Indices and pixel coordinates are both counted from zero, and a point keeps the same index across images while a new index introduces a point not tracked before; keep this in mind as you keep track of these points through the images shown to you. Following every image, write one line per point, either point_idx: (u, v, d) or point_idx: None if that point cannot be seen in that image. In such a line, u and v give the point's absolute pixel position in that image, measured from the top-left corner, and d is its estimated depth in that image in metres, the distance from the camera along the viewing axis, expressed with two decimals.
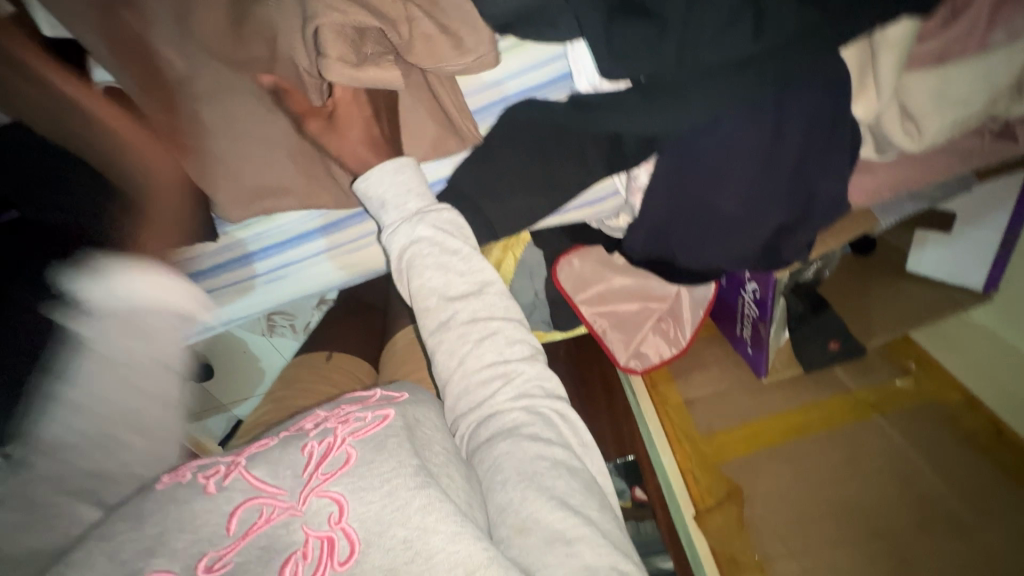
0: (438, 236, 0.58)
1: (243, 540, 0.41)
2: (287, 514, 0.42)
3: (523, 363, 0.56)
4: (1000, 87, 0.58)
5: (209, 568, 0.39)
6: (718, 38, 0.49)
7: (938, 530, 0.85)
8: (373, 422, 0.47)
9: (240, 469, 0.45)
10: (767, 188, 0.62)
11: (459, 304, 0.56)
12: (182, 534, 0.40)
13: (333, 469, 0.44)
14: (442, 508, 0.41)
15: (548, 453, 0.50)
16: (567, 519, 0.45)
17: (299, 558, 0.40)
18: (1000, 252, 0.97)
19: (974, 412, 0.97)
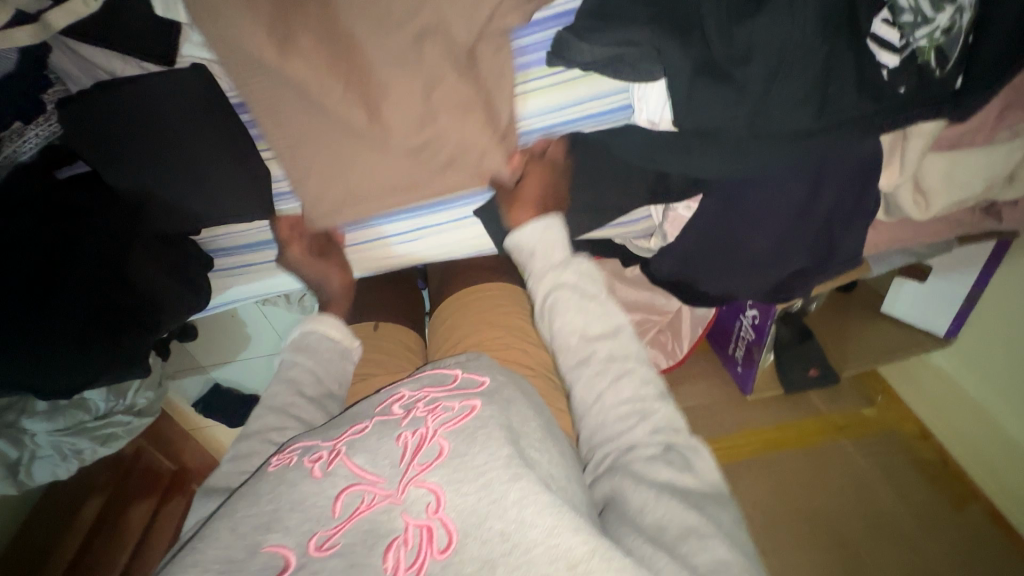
0: (581, 284, 0.67)
1: (349, 522, 0.45)
2: (387, 501, 0.46)
3: (657, 402, 0.60)
4: (995, 175, 0.68)
5: (320, 547, 0.44)
6: (786, 113, 0.56)
7: (887, 542, 0.98)
8: (461, 414, 0.52)
9: (342, 455, 0.50)
10: (797, 238, 0.71)
11: (599, 344, 0.64)
12: (293, 512, 0.47)
13: (428, 460, 0.48)
14: (541, 500, 0.44)
15: (680, 479, 0.55)
16: (696, 521, 0.51)
17: (400, 544, 0.44)
18: (963, 307, 1.09)
19: (925, 443, 1.12)
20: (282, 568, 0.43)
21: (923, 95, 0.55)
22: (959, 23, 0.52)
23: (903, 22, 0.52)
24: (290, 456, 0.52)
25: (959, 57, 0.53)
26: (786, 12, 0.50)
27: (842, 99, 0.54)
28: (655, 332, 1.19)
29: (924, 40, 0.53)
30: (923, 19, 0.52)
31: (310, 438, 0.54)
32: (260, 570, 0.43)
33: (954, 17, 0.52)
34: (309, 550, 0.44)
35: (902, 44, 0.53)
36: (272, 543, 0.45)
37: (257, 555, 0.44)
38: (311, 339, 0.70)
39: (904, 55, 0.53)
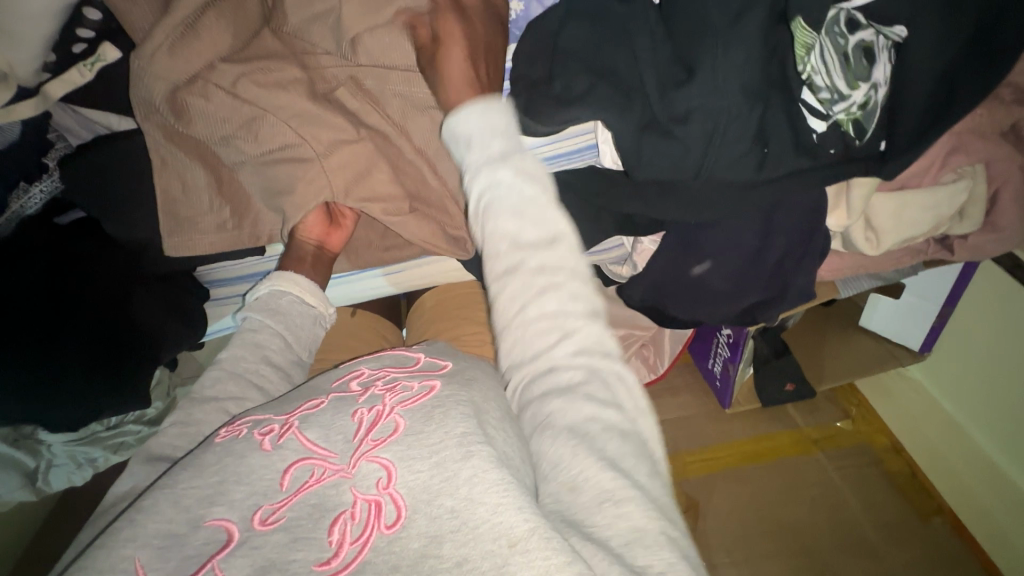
0: (524, 181, 0.55)
1: (296, 495, 0.49)
2: (336, 475, 0.50)
3: (584, 323, 0.56)
4: (941, 213, 0.71)
5: (264, 520, 0.47)
6: (728, 168, 0.59)
7: (853, 553, 1.02)
8: (419, 393, 0.56)
9: (293, 430, 0.54)
10: (753, 274, 0.75)
11: (530, 250, 0.55)
12: (239, 486, 0.50)
13: (382, 436, 0.52)
14: (488, 478, 0.47)
15: (597, 418, 0.53)
16: (616, 480, 0.49)
17: (347, 517, 0.47)
18: (935, 324, 1.12)
19: (897, 456, 1.16)
20: (224, 543, 0.46)
21: (850, 154, 0.58)
22: (875, 98, 0.56)
23: (821, 97, 0.56)
24: (239, 429, 0.57)
25: (875, 128, 0.57)
26: (713, 87, 0.54)
27: (779, 158, 0.58)
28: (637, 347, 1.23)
29: (842, 113, 0.56)
30: (839, 95, 0.55)
31: (263, 414, 0.59)
32: (202, 544, 0.46)
33: (869, 93, 0.56)
34: (254, 523, 0.47)
35: (826, 111, 0.56)
36: (217, 516, 0.48)
37: (199, 529, 0.47)
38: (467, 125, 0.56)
39: (829, 121, 0.57)
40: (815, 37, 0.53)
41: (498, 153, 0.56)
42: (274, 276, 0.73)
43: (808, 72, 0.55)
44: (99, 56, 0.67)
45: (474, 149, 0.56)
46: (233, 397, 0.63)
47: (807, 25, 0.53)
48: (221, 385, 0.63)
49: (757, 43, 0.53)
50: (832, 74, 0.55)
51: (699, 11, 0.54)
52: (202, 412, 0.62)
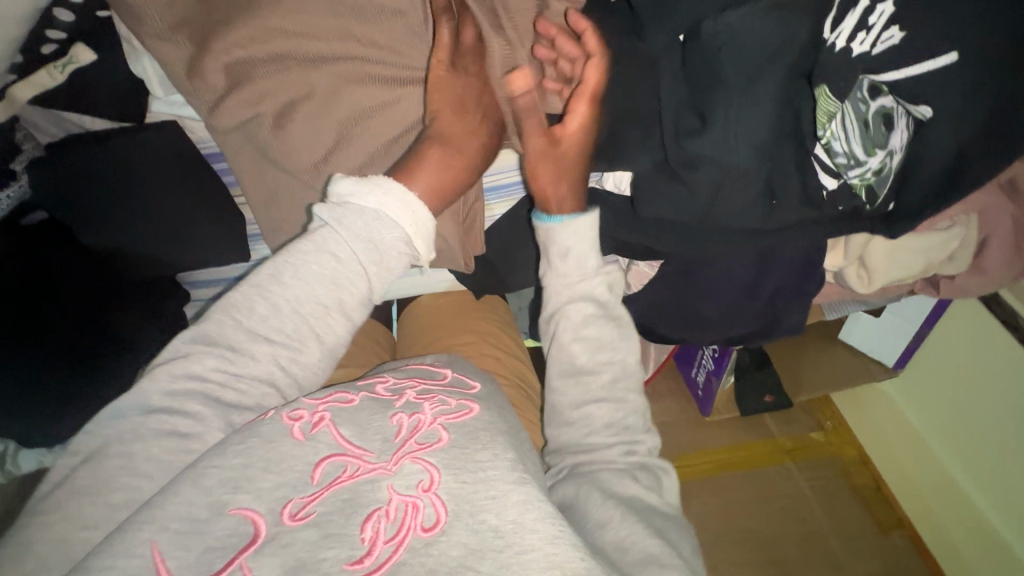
0: (607, 302, 0.64)
1: (327, 490, 0.44)
2: (372, 473, 0.46)
3: (643, 435, 0.64)
4: (932, 257, 0.72)
5: (294, 516, 0.43)
6: (735, 219, 0.59)
7: (818, 563, 1.07)
8: (458, 411, 0.53)
9: (328, 422, 0.49)
10: (747, 309, 0.76)
11: (594, 374, 0.63)
12: (268, 474, 0.44)
13: (426, 442, 0.49)
14: (541, 508, 0.47)
15: (646, 498, 0.60)
16: (661, 547, 0.54)
17: (381, 516, 0.44)
18: (909, 344, 1.16)
19: (865, 469, 1.21)
20: (251, 538, 0.41)
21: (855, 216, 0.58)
22: (889, 165, 0.56)
23: (838, 162, 0.55)
24: (262, 412, 0.49)
25: (886, 195, 0.57)
26: (724, 143, 0.52)
27: (787, 208, 0.57)
28: None
29: (857, 178, 0.56)
30: (856, 161, 0.55)
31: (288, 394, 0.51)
32: (226, 537, 0.41)
33: (884, 160, 0.55)
34: (283, 518, 0.43)
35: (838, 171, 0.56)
36: (242, 505, 0.42)
37: (222, 518, 0.41)
38: (565, 235, 0.61)
39: (840, 180, 0.56)
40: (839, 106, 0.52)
41: (594, 271, 0.63)
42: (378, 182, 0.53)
43: (827, 137, 0.54)
44: (71, 58, 0.63)
45: (571, 265, 0.62)
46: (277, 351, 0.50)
47: (831, 95, 0.51)
48: (276, 319, 0.50)
49: (777, 101, 0.51)
50: (850, 140, 0.54)
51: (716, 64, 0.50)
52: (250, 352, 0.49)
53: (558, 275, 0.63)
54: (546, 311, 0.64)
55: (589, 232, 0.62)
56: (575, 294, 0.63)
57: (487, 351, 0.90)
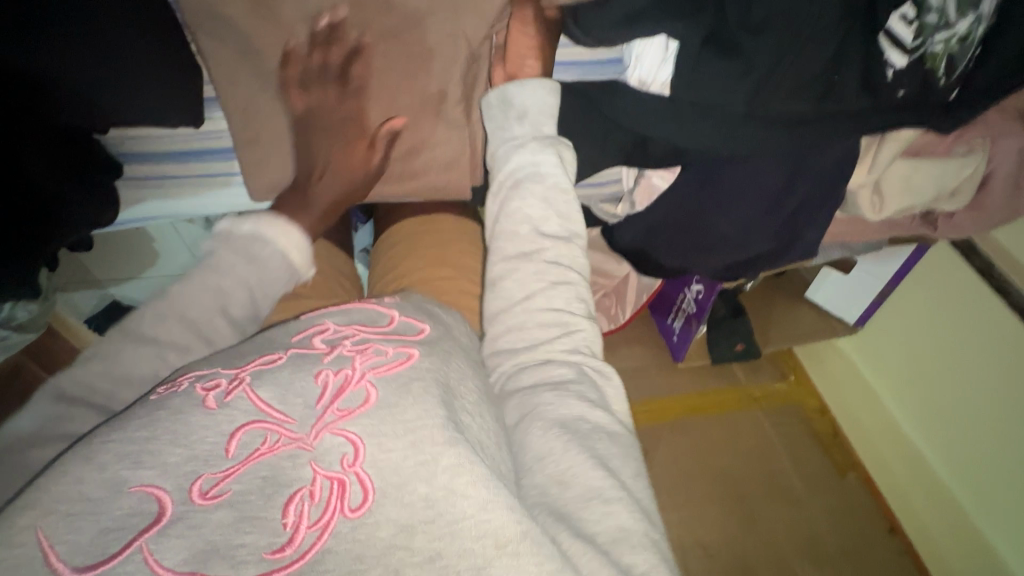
0: (559, 168, 0.58)
1: (244, 465, 0.39)
2: (293, 447, 0.41)
3: (582, 318, 0.57)
4: (943, 184, 0.71)
5: (204, 494, 0.37)
6: (784, 106, 0.56)
7: (775, 500, 1.11)
8: (396, 361, 0.47)
9: (245, 386, 0.44)
10: (766, 225, 0.73)
11: (548, 243, 0.57)
12: (175, 448, 0.39)
13: (351, 407, 0.43)
14: (475, 471, 0.41)
15: (591, 415, 0.51)
16: (606, 478, 0.47)
17: (306, 496, 0.39)
18: (875, 297, 1.17)
19: (822, 417, 1.26)
20: (155, 517, 0.36)
21: (922, 101, 0.56)
22: (975, 33, 0.53)
23: (926, 23, 0.52)
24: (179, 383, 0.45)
25: (966, 67, 0.54)
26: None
27: (846, 91, 0.55)
28: (601, 294, 1.19)
29: (941, 44, 0.53)
30: (944, 23, 0.52)
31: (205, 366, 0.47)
32: (125, 516, 0.36)
33: (972, 26, 0.53)
34: (192, 496, 0.37)
35: (913, 45, 0.53)
36: (144, 483, 0.37)
37: (121, 496, 0.36)
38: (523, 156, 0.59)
39: (913, 57, 0.53)
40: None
41: (547, 136, 0.60)
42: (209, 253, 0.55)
43: None
44: None
45: (526, 124, 0.60)
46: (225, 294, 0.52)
47: None
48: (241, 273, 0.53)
49: None
50: None
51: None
52: (193, 298, 0.51)
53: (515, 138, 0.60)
54: (498, 177, 0.59)
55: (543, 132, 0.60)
56: (528, 163, 0.58)
57: (466, 288, 0.79)
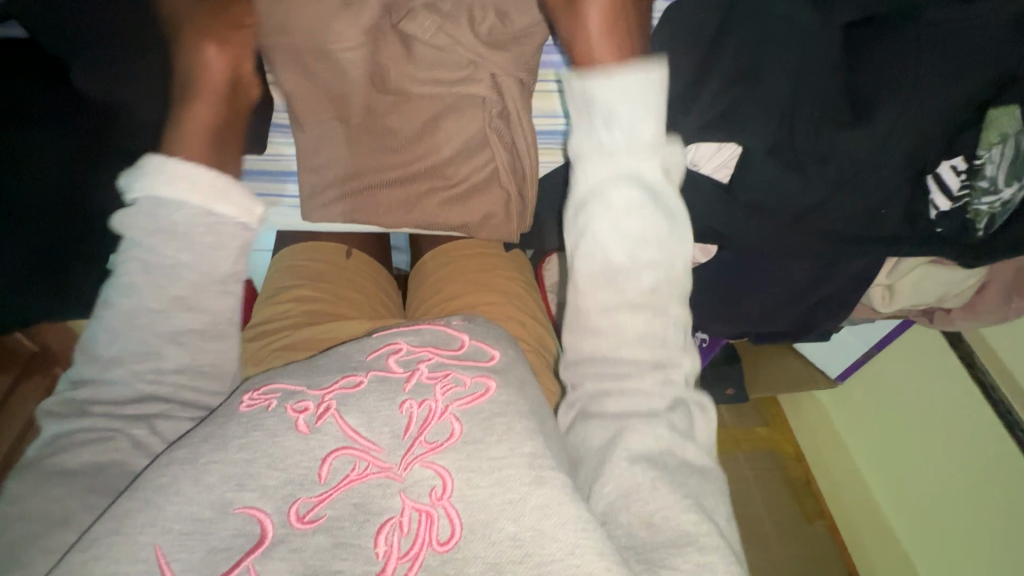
0: (656, 185, 0.53)
1: (336, 492, 0.47)
2: (382, 475, 0.48)
3: (680, 356, 0.56)
4: (950, 288, 0.78)
5: (301, 517, 0.45)
6: (832, 221, 0.62)
7: (753, 543, 1.23)
8: (473, 393, 0.53)
9: (332, 411, 0.51)
10: (790, 308, 0.78)
11: (645, 271, 0.53)
12: (273, 471, 0.47)
13: (438, 440, 0.50)
14: (564, 513, 0.46)
15: (679, 450, 0.53)
16: (698, 522, 0.48)
17: (396, 525, 0.45)
18: (858, 357, 1.23)
19: (797, 465, 1.37)
20: (257, 540, 0.44)
21: (955, 241, 0.61)
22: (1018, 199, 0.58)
23: (977, 185, 0.57)
24: (267, 399, 0.52)
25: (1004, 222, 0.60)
26: (877, 141, 0.54)
27: (889, 220, 0.61)
28: None
29: (985, 205, 0.58)
30: (992, 188, 0.57)
31: (291, 382, 0.55)
32: (232, 536, 0.44)
33: (1016, 194, 0.58)
34: (289, 519, 0.45)
35: (959, 194, 0.58)
36: (246, 505, 0.45)
37: (227, 517, 0.45)
38: (172, 216, 0.49)
39: (955, 204, 0.59)
40: (1015, 130, 0.54)
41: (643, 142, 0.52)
42: (157, 178, 0.49)
43: (983, 158, 0.56)
44: None
45: (617, 131, 0.52)
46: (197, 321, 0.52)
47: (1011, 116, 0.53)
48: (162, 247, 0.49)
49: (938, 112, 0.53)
50: (1001, 166, 0.56)
51: (896, 61, 0.52)
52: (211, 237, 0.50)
53: (601, 148, 0.53)
54: (578, 195, 0.54)
55: (645, 92, 0.51)
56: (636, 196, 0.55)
57: (513, 313, 0.82)
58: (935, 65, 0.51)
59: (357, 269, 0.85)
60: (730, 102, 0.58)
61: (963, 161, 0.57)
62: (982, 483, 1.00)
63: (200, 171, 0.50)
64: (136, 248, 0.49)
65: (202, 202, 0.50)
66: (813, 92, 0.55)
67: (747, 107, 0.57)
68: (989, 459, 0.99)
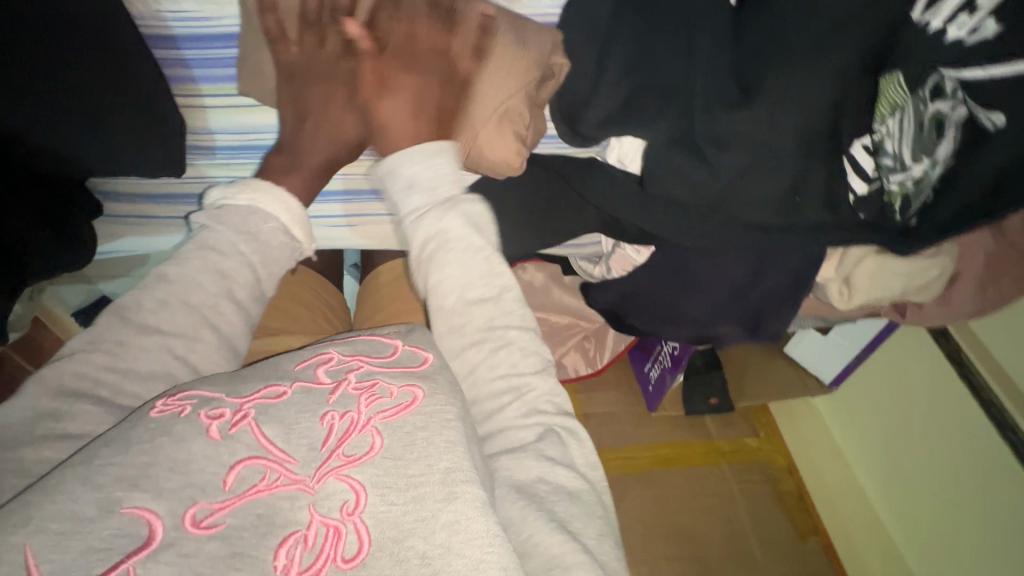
0: (514, 316, 0.55)
1: (242, 500, 0.42)
2: (293, 487, 0.43)
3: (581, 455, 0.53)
4: (912, 285, 0.72)
5: (198, 522, 0.40)
6: (749, 211, 0.59)
7: (739, 561, 1.14)
8: (398, 404, 0.48)
9: (250, 420, 0.45)
10: (733, 309, 0.74)
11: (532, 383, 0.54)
12: (173, 474, 0.41)
13: (357, 453, 0.45)
14: (471, 528, 0.43)
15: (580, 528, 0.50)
16: None
17: (299, 540, 0.42)
18: (851, 360, 1.17)
19: (790, 478, 1.28)
20: (143, 542, 0.38)
21: (878, 229, 0.59)
22: (932, 177, 0.54)
23: (882, 164, 0.55)
24: (181, 405, 0.46)
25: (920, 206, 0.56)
26: (764, 119, 0.52)
27: (808, 205, 0.57)
28: (579, 338, 1.14)
29: (896, 184, 0.55)
30: (899, 166, 0.54)
31: (212, 388, 0.48)
32: (115, 536, 0.37)
33: (928, 171, 0.54)
34: (184, 522, 0.40)
35: (872, 175, 0.56)
36: (136, 504, 0.39)
37: (111, 516, 0.38)
38: (256, 220, 0.56)
39: (871, 186, 0.57)
40: (906, 100, 0.52)
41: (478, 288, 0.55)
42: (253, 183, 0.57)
43: (882, 132, 0.54)
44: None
45: (452, 285, 0.54)
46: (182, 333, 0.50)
47: (897, 84, 0.51)
48: (192, 265, 0.53)
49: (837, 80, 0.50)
50: (901, 141, 0.53)
51: (779, 30, 0.49)
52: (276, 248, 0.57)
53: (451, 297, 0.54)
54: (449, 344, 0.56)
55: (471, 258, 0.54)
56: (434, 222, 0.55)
57: None
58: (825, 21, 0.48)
59: (300, 284, 0.84)
60: (630, 91, 0.55)
61: (866, 141, 0.55)
62: (993, 508, 0.91)
63: (300, 204, 0.59)
64: (217, 241, 0.54)
65: (287, 223, 0.58)
66: (703, 73, 0.52)
67: (643, 100, 0.55)
68: (994, 466, 0.91)
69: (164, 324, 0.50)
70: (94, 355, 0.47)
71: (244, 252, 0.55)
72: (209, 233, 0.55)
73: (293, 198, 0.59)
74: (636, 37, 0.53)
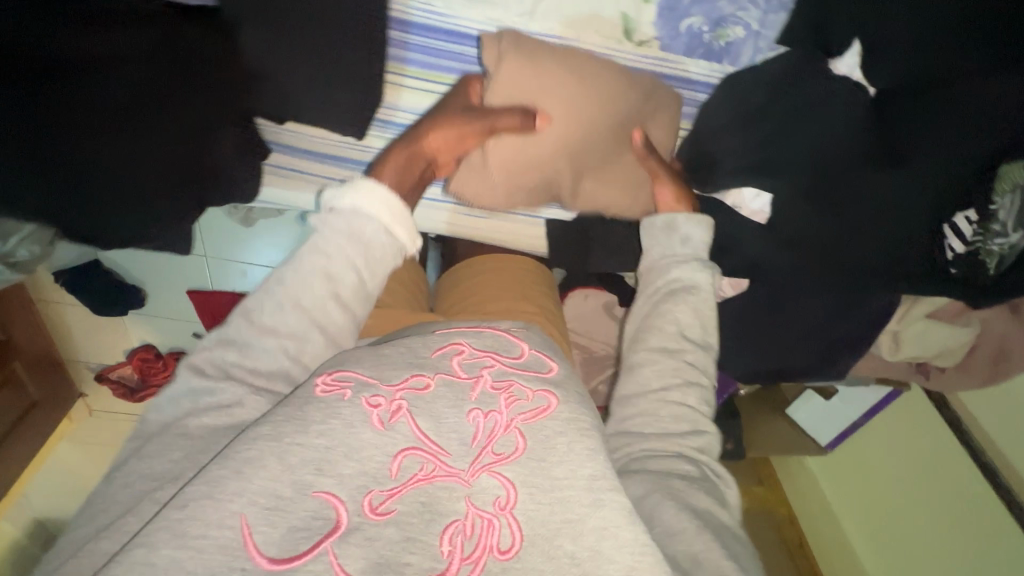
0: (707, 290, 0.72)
1: (407, 488, 0.48)
2: (450, 479, 0.50)
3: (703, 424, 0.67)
4: (950, 344, 0.87)
5: (374, 509, 0.47)
6: (848, 261, 0.75)
7: None
8: (535, 408, 0.55)
9: (405, 413, 0.51)
10: (811, 348, 0.87)
11: (689, 348, 0.69)
12: (347, 461, 0.48)
13: (505, 452, 0.52)
14: (619, 535, 0.50)
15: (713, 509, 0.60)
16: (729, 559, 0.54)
17: (459, 529, 0.48)
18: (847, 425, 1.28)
19: (791, 527, 1.48)
20: (333, 527, 0.45)
21: (971, 285, 0.70)
22: None
23: (989, 228, 0.68)
24: (340, 387, 0.52)
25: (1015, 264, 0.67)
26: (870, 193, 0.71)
27: (906, 260, 0.72)
28: None
29: (997, 246, 0.68)
30: (1004, 232, 0.67)
31: (359, 370, 0.54)
32: (310, 518, 0.45)
33: None
34: (362, 509, 0.47)
35: (971, 239, 0.69)
36: (323, 490, 0.46)
37: (306, 499, 0.45)
38: (335, 235, 0.60)
39: (968, 247, 0.70)
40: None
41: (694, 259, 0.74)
42: (353, 183, 0.62)
43: (999, 203, 0.67)
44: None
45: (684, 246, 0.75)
46: (294, 334, 0.56)
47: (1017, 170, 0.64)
48: (301, 280, 0.57)
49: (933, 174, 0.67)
50: (1010, 211, 0.66)
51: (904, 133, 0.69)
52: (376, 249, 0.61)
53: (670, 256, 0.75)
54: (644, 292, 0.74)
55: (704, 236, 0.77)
56: (679, 279, 0.73)
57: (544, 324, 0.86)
58: (943, 134, 0.66)
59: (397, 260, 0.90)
60: (766, 157, 0.76)
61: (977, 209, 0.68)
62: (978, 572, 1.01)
63: (393, 200, 0.63)
64: (320, 241, 0.59)
65: (385, 224, 0.61)
66: (824, 153, 0.73)
67: (771, 165, 0.76)
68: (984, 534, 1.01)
69: (278, 326, 0.56)
70: (227, 351, 0.54)
71: (332, 276, 0.58)
72: (316, 236, 0.60)
73: (382, 189, 0.62)
74: (782, 120, 0.75)
